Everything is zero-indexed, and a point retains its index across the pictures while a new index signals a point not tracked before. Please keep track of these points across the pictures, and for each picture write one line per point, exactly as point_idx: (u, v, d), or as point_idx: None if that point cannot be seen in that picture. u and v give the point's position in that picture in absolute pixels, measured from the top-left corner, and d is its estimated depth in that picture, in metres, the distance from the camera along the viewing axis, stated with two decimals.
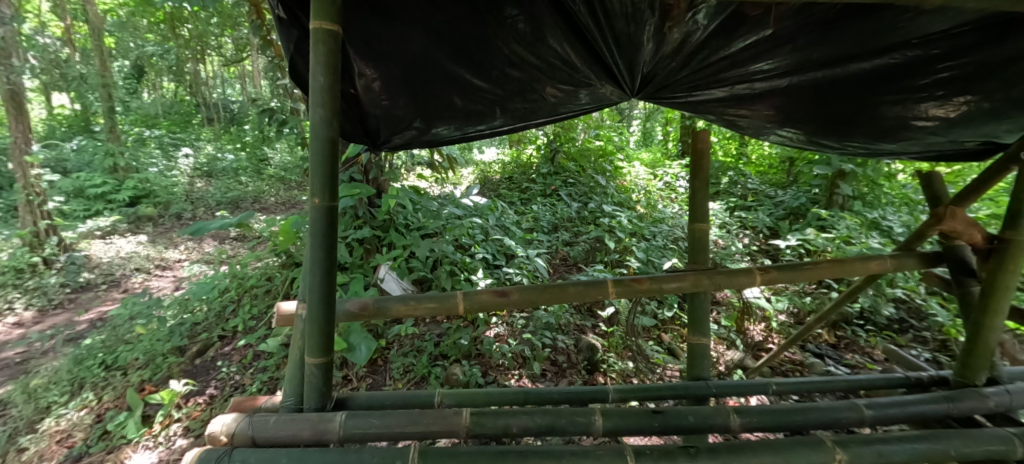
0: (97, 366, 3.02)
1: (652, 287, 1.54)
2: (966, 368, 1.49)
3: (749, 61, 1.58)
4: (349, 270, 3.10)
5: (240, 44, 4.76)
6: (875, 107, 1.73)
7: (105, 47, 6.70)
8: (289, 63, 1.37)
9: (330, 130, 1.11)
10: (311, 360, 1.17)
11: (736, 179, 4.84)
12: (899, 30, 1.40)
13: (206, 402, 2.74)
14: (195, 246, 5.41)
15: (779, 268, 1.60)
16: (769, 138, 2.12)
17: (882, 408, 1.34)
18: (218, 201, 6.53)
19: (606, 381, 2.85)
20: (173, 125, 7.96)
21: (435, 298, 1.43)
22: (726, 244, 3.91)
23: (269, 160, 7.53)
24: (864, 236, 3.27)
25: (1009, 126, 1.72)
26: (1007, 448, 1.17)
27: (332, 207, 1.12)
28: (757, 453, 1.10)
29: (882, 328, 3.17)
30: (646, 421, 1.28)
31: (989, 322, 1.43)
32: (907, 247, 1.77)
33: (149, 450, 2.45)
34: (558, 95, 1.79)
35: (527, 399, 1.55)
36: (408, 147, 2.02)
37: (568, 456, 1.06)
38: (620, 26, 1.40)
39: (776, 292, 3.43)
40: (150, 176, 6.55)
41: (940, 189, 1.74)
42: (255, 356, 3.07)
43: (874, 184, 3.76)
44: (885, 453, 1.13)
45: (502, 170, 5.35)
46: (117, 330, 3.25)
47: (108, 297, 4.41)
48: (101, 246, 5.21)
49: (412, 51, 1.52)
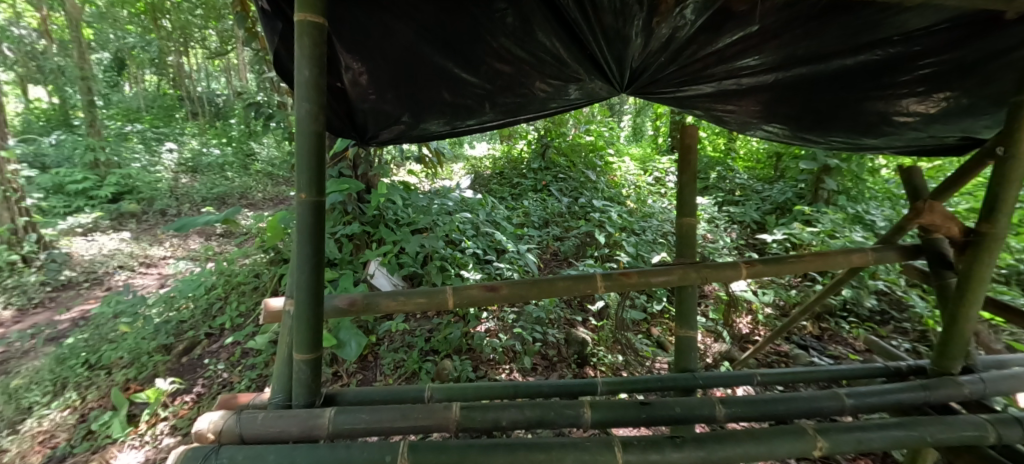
0: (80, 366, 2.96)
1: (640, 281, 1.55)
2: (943, 358, 1.53)
3: (736, 57, 1.59)
4: (338, 266, 3.05)
5: (225, 36, 4.64)
6: (857, 103, 1.76)
7: (84, 38, 6.47)
8: (274, 55, 1.34)
9: (316, 124, 1.09)
10: (299, 356, 1.16)
11: (725, 174, 4.89)
12: (880, 27, 1.42)
13: (194, 401, 2.71)
14: (181, 243, 5.34)
15: (765, 261, 1.62)
16: (755, 133, 2.15)
17: (862, 396, 1.38)
18: (204, 197, 6.41)
19: (597, 374, 2.89)
20: (156, 120, 7.67)
21: (424, 293, 1.43)
22: (714, 238, 3.95)
23: (256, 155, 7.45)
24: (848, 230, 3.34)
25: (986, 121, 1.79)
26: (979, 434, 1.21)
27: (319, 202, 1.11)
28: (741, 441, 1.12)
29: (864, 319, 3.27)
30: (632, 412, 1.30)
31: (965, 313, 1.45)
32: (888, 241, 1.81)
33: (135, 450, 2.42)
34: (548, 89, 1.79)
35: (516, 392, 1.57)
36: (397, 142, 2.01)
37: (559, 448, 1.07)
38: (609, 20, 1.40)
39: (763, 285, 3.51)
40: (132, 171, 6.42)
41: (919, 183, 1.78)
42: (243, 354, 3.04)
43: (859, 178, 3.86)
44: (864, 440, 1.16)
45: (493, 165, 5.33)
46: (101, 329, 3.19)
47: (91, 295, 4.32)
48: (83, 244, 5.10)
49: (400, 45, 1.50)
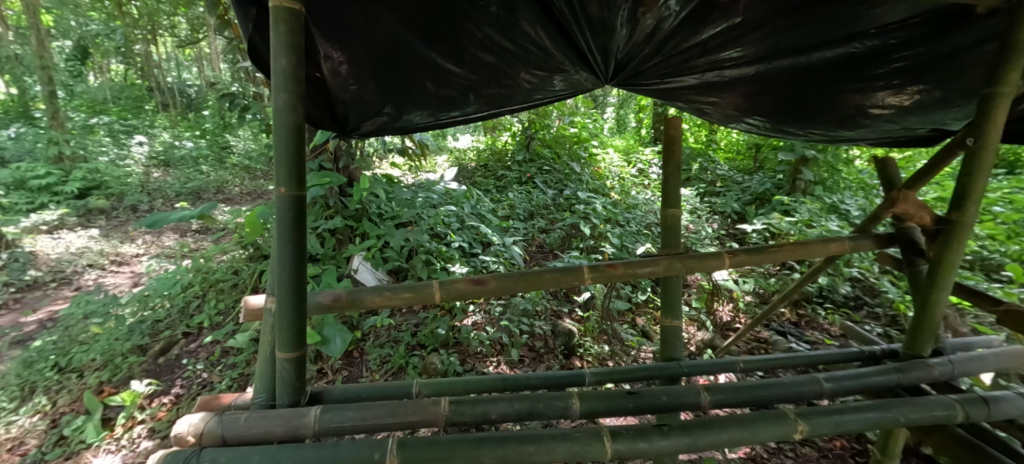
0: (49, 369, 2.84)
1: (626, 272, 1.56)
2: (914, 341, 1.58)
3: (720, 49, 1.60)
4: (321, 262, 3.00)
5: (195, 23, 4.44)
6: (836, 95, 1.80)
7: (41, 25, 6.09)
8: (248, 43, 1.28)
9: (295, 116, 1.05)
10: (282, 355, 1.13)
11: (706, 165, 4.97)
12: (858, 20, 1.45)
13: (172, 402, 2.63)
14: (154, 239, 5.15)
15: (747, 251, 1.65)
16: (736, 125, 2.18)
17: (839, 380, 1.42)
18: (177, 192, 6.19)
19: (583, 364, 2.92)
20: (124, 111, 7.29)
21: (410, 288, 1.41)
22: (696, 228, 4.00)
23: (232, 148, 7.23)
24: (824, 220, 3.45)
25: (955, 114, 1.85)
26: (950, 413, 1.26)
27: (298, 196, 1.08)
28: (726, 427, 1.15)
29: (839, 305, 3.39)
30: (620, 401, 1.31)
31: (936, 299, 1.50)
32: (864, 229, 1.87)
33: (112, 453, 2.34)
34: (533, 81, 1.77)
35: (505, 385, 1.58)
36: (380, 134, 1.97)
37: (548, 440, 1.08)
38: (594, 11, 1.39)
39: (743, 274, 3.60)
40: (99, 165, 6.14)
41: (893, 173, 1.83)
42: (223, 353, 2.97)
43: (834, 169, 3.96)
44: (843, 422, 1.20)
45: (477, 157, 5.29)
46: (71, 330, 3.06)
47: (59, 295, 4.14)
48: (49, 242, 4.87)
49: (381, 34, 1.46)
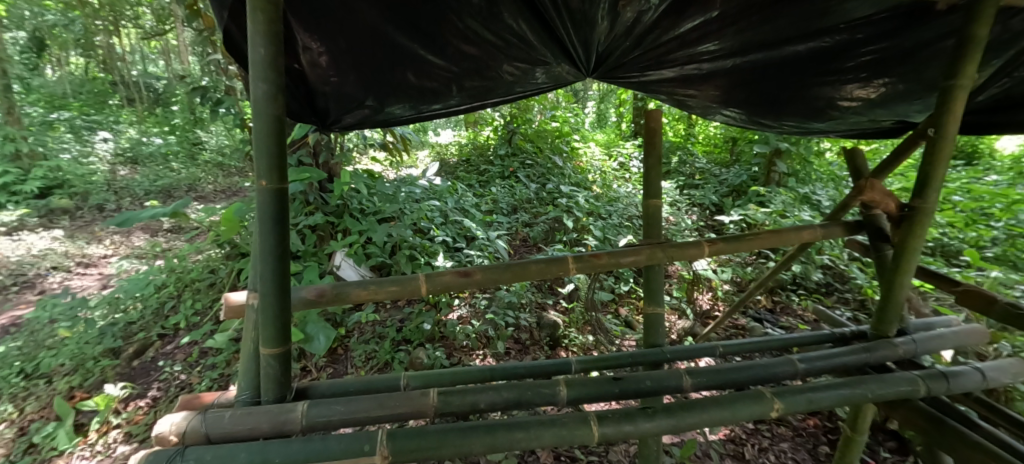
0: (14, 376, 2.71)
1: (609, 262, 1.59)
2: (880, 322, 1.67)
3: (697, 42, 1.64)
4: (302, 259, 2.95)
5: (162, 14, 4.25)
6: (808, 88, 1.87)
7: None
8: (223, 32, 1.24)
9: (275, 107, 1.03)
10: (266, 350, 1.12)
11: (685, 158, 5.07)
12: (828, 15, 1.50)
13: (149, 405, 2.55)
14: (123, 240, 4.95)
15: (725, 240, 1.71)
16: (714, 118, 2.23)
17: (812, 361, 1.49)
18: (146, 190, 5.97)
19: (568, 354, 2.96)
20: (86, 106, 6.83)
21: (396, 281, 1.40)
22: (676, 220, 4.08)
23: (203, 144, 6.99)
24: (796, 210, 3.59)
25: (917, 106, 1.95)
26: (912, 388, 1.34)
27: (280, 189, 1.06)
28: (706, 408, 1.19)
29: (812, 291, 3.53)
30: (605, 387, 1.34)
31: (900, 281, 1.58)
32: (834, 217, 1.95)
33: (86, 460, 2.27)
34: (515, 73, 1.78)
35: (493, 375, 1.60)
36: (361, 127, 1.95)
37: (536, 426, 1.10)
38: (575, 4, 1.40)
39: (722, 263, 3.71)
40: (61, 163, 5.86)
41: (861, 163, 1.91)
42: (201, 353, 2.89)
43: (806, 161, 4.10)
44: (815, 399, 1.26)
45: (459, 152, 5.26)
46: (36, 335, 2.92)
47: (21, 299, 3.94)
48: (8, 244, 4.62)
49: (361, 25, 1.43)
